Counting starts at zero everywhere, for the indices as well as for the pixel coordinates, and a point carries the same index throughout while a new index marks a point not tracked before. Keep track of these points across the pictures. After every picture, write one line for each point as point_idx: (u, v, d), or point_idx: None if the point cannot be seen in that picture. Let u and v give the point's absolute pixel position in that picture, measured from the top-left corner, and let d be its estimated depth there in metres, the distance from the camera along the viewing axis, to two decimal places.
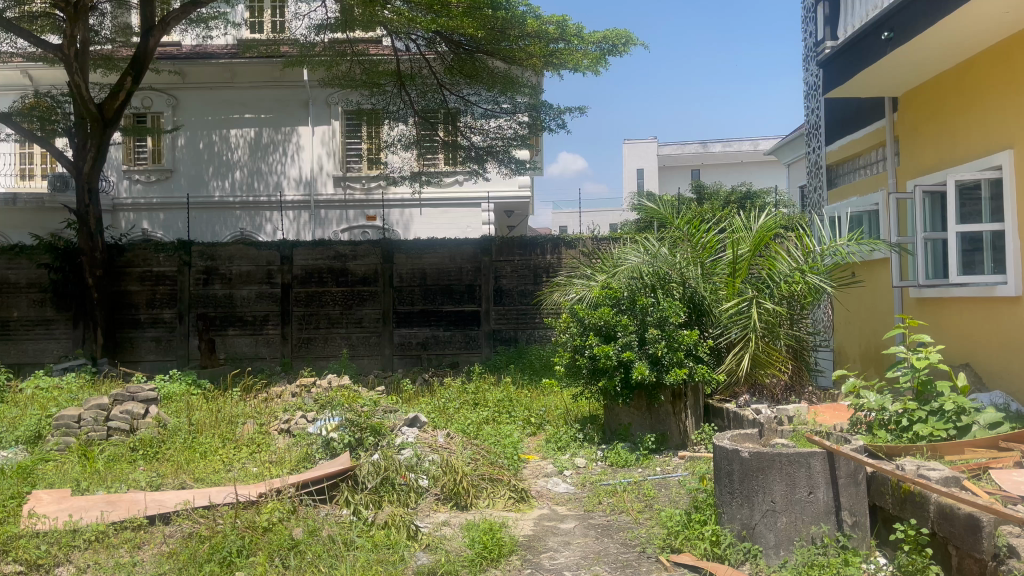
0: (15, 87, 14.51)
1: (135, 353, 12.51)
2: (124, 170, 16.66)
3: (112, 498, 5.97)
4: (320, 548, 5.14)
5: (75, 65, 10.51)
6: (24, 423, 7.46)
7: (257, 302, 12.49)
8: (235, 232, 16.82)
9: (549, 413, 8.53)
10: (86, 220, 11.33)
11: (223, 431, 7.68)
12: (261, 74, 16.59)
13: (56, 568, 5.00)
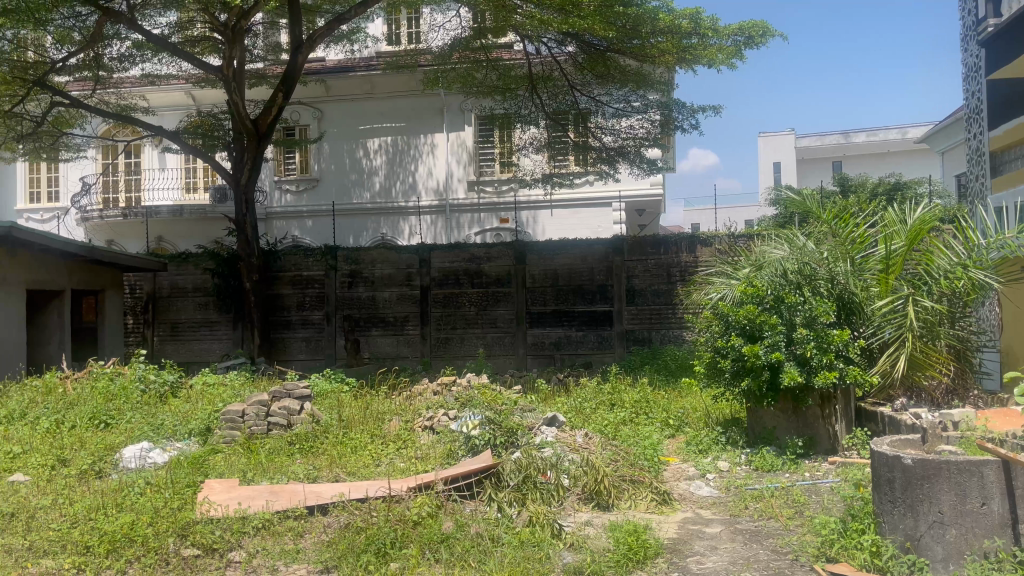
0: (181, 107, 15.73)
1: (288, 352, 13.31)
2: (275, 180, 17.72)
3: (275, 489, 6.37)
4: (469, 544, 5.27)
5: (234, 84, 11.28)
6: (196, 417, 8.08)
7: (399, 303, 12.97)
8: (376, 237, 17.56)
9: (688, 416, 8.37)
10: (243, 228, 12.11)
11: (372, 427, 8.02)
12: (398, 84, 17.21)
13: (229, 552, 5.36)
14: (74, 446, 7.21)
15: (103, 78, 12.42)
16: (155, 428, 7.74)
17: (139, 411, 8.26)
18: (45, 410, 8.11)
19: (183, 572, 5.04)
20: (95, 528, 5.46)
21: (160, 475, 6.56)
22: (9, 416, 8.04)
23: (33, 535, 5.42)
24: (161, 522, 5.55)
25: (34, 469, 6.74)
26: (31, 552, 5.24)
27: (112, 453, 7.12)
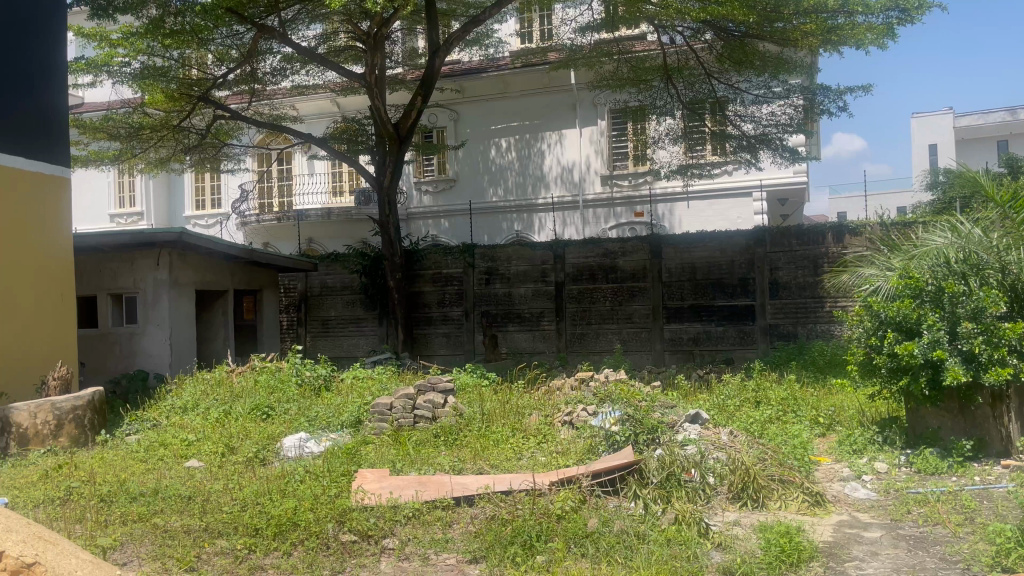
0: (327, 115, 16.56)
1: (429, 347, 13.75)
2: (414, 181, 18.33)
3: (423, 480, 6.60)
4: (614, 539, 5.26)
5: (375, 90, 11.70)
6: (348, 409, 8.49)
7: (534, 299, 13.11)
8: (510, 234, 17.83)
9: (839, 414, 7.98)
10: (387, 228, 12.58)
11: (512, 421, 8.14)
12: (531, 82, 17.32)
13: (383, 539, 5.60)
14: (240, 435, 7.75)
15: (258, 91, 13.23)
16: (311, 419, 8.19)
17: (296, 403, 8.78)
18: (215, 402, 8.77)
19: (343, 556, 5.30)
20: (262, 512, 5.81)
21: (317, 464, 6.92)
22: (184, 407, 8.75)
23: (209, 516, 5.85)
24: (320, 508, 5.85)
25: (207, 455, 7.30)
26: (207, 532, 5.65)
27: (274, 442, 7.60)
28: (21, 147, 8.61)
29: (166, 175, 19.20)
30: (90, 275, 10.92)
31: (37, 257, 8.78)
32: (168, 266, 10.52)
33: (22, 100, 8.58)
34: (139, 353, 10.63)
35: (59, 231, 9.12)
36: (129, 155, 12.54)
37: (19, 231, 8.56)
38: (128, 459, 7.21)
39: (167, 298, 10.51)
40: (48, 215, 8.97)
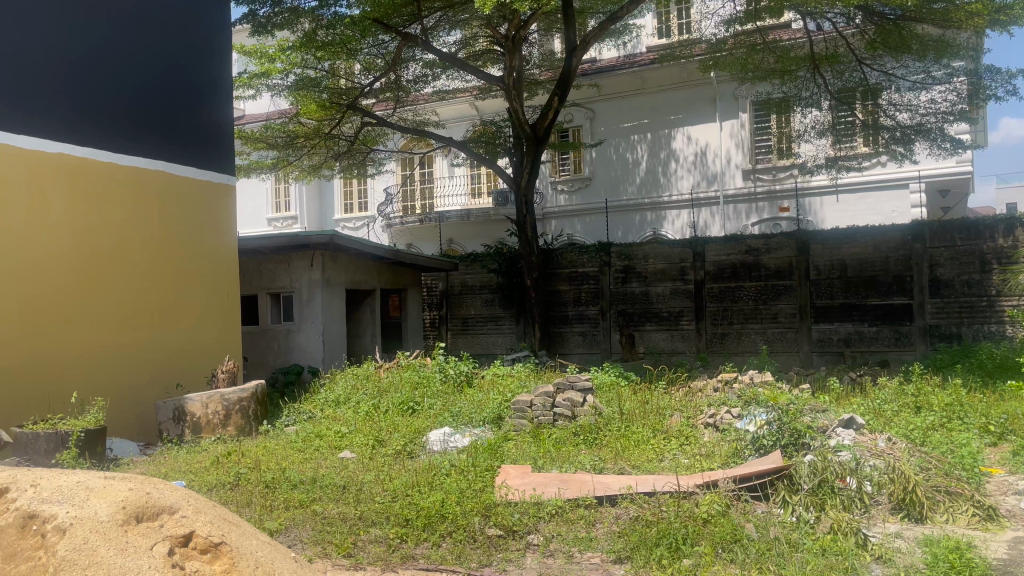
0: (466, 118, 16.97)
1: (566, 346, 13.83)
2: (550, 180, 18.45)
3: (565, 477, 6.64)
4: (764, 546, 5.08)
5: (514, 92, 11.88)
6: (489, 405, 8.68)
7: (673, 298, 12.90)
8: (646, 232, 17.60)
9: (1013, 422, 7.37)
10: (524, 228, 12.71)
11: (653, 422, 8.04)
12: (669, 77, 17.02)
13: (528, 535, 5.68)
14: (389, 429, 8.08)
15: (402, 99, 13.74)
16: (455, 415, 8.42)
17: (440, 398, 9.06)
18: (364, 396, 9.18)
19: (489, 550, 5.43)
20: (412, 504, 6.02)
21: (462, 458, 7.09)
22: (336, 400, 9.22)
23: (363, 506, 6.11)
24: (467, 502, 5.99)
25: (360, 447, 7.66)
26: (362, 520, 5.91)
27: (420, 436, 7.87)
28: (191, 157, 9.34)
29: (317, 181, 20.28)
30: (252, 276, 11.71)
31: (205, 256, 9.48)
32: (321, 267, 11.12)
33: (192, 113, 9.31)
34: (295, 348, 11.29)
35: (224, 233, 9.82)
36: (285, 162, 13.35)
37: (190, 234, 9.29)
38: (288, 448, 7.68)
39: (320, 297, 11.11)
40: (215, 219, 9.68)
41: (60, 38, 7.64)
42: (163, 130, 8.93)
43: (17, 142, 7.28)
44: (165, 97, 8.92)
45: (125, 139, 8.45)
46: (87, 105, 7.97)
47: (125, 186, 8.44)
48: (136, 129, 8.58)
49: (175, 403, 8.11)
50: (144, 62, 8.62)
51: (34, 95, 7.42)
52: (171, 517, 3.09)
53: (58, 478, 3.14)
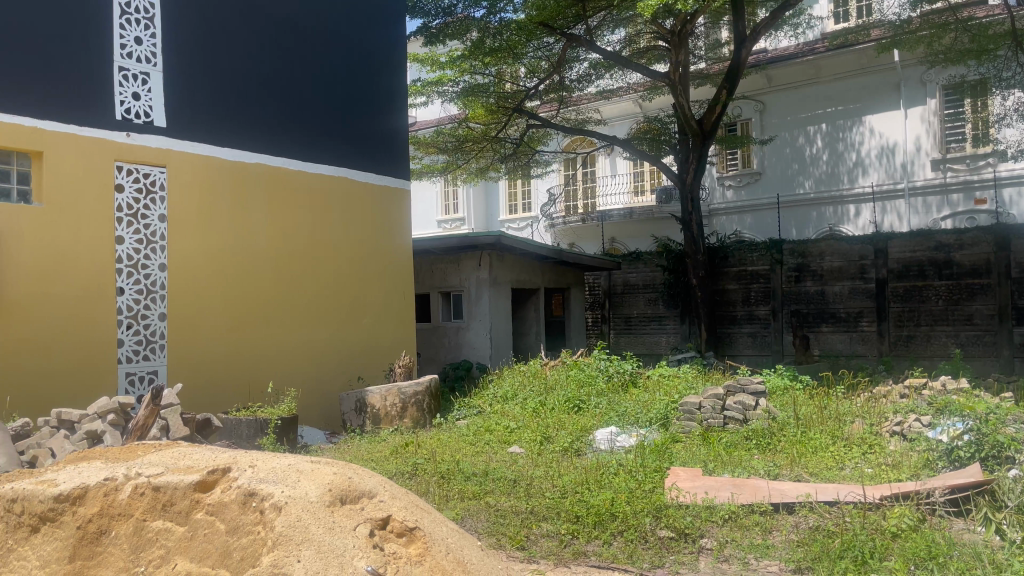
0: (629, 116, 16.89)
1: (735, 347, 13.43)
2: (717, 177, 17.99)
3: (738, 482, 6.45)
4: (964, 565, 4.67)
5: (680, 87, 11.68)
6: (656, 406, 8.58)
7: (852, 298, 12.23)
8: (822, 227, 16.73)
9: None
10: (689, 226, 12.45)
11: (832, 428, 7.64)
12: (848, 64, 16.08)
13: (701, 539, 5.55)
14: (556, 426, 8.19)
15: (566, 98, 13.75)
16: (621, 414, 8.41)
17: (606, 397, 9.06)
18: (531, 393, 9.35)
19: (661, 551, 5.38)
20: (582, 501, 6.06)
21: (630, 458, 7.05)
22: (504, 396, 9.44)
23: (533, 500, 6.23)
24: (638, 502, 5.96)
25: (528, 443, 7.82)
26: (533, 514, 6.01)
27: (586, 434, 7.91)
28: (374, 163, 9.91)
29: (483, 183, 20.86)
30: (424, 275, 12.24)
31: (382, 257, 9.97)
32: (489, 267, 11.47)
33: (373, 122, 9.89)
34: (465, 345, 11.70)
35: (404, 235, 10.31)
36: (454, 166, 13.84)
37: (372, 236, 9.84)
38: (461, 441, 7.97)
39: (488, 296, 11.44)
40: (395, 221, 10.18)
41: (253, 59, 8.47)
42: (349, 139, 9.55)
43: (221, 154, 8.11)
44: (349, 107, 9.54)
45: (315, 149, 9.11)
46: (280, 118, 8.72)
47: (314, 193, 9.08)
48: (325, 139, 9.24)
49: (357, 394, 8.65)
50: (328, 76, 9.29)
51: (233, 111, 8.25)
52: (371, 501, 3.31)
53: (271, 461, 3.47)
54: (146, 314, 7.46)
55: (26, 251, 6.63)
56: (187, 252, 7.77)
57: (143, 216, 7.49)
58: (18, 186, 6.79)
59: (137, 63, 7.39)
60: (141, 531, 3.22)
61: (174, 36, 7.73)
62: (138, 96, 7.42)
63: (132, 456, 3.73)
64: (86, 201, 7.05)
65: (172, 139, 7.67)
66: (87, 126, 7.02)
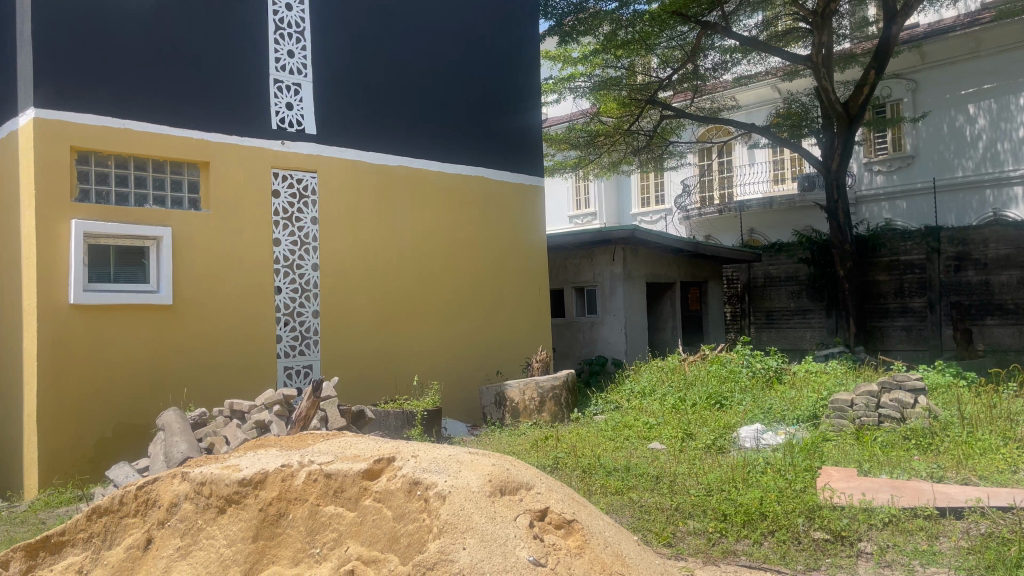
0: (767, 102, 16.32)
1: (886, 341, 13.16)
2: (865, 161, 17.12)
3: (898, 484, 6.12)
4: None
5: (824, 70, 11.19)
6: (804, 403, 8.27)
7: (1020, 288, 11.67)
8: (985, 213, 15.58)
9: None
10: (836, 214, 11.90)
11: (1002, 429, 7.10)
12: (1013, 35, 14.80)
13: (860, 543, 5.28)
14: (698, 423, 8.03)
15: (700, 87, 13.41)
16: (766, 411, 8.16)
17: (749, 394, 8.82)
18: (670, 389, 9.22)
19: (817, 554, 5.16)
20: (730, 499, 5.89)
21: (777, 456, 6.81)
22: (642, 392, 9.36)
23: (679, 497, 6.12)
24: (789, 501, 5.74)
25: (669, 439, 7.70)
26: (679, 512, 5.92)
27: (730, 431, 7.72)
28: (510, 161, 10.02)
29: (615, 177, 20.74)
30: (558, 271, 12.31)
31: (518, 254, 10.08)
32: (623, 261, 11.41)
33: (508, 120, 10.01)
34: (599, 340, 11.71)
35: (539, 231, 10.35)
36: (587, 161, 13.86)
37: (508, 233, 9.94)
38: (600, 436, 7.95)
39: (622, 290, 11.38)
40: (531, 218, 10.24)
41: (395, 65, 8.81)
42: (485, 138, 9.71)
43: (366, 158, 8.46)
44: (484, 107, 9.71)
45: (453, 149, 9.33)
46: (419, 121, 9.00)
47: (453, 192, 9.29)
48: (462, 139, 9.43)
49: (497, 389, 8.83)
50: (464, 77, 9.50)
51: (376, 116, 8.61)
52: (529, 493, 3.40)
53: (433, 451, 3.62)
54: (301, 312, 7.92)
55: (197, 255, 7.20)
56: (337, 253, 8.17)
57: (297, 219, 7.94)
58: (188, 195, 7.33)
59: (289, 75, 7.92)
60: (315, 515, 3.41)
61: (322, 47, 8.18)
62: (291, 106, 7.92)
63: (303, 445, 3.98)
64: (247, 207, 7.56)
65: (322, 145, 8.11)
66: (246, 136, 7.55)
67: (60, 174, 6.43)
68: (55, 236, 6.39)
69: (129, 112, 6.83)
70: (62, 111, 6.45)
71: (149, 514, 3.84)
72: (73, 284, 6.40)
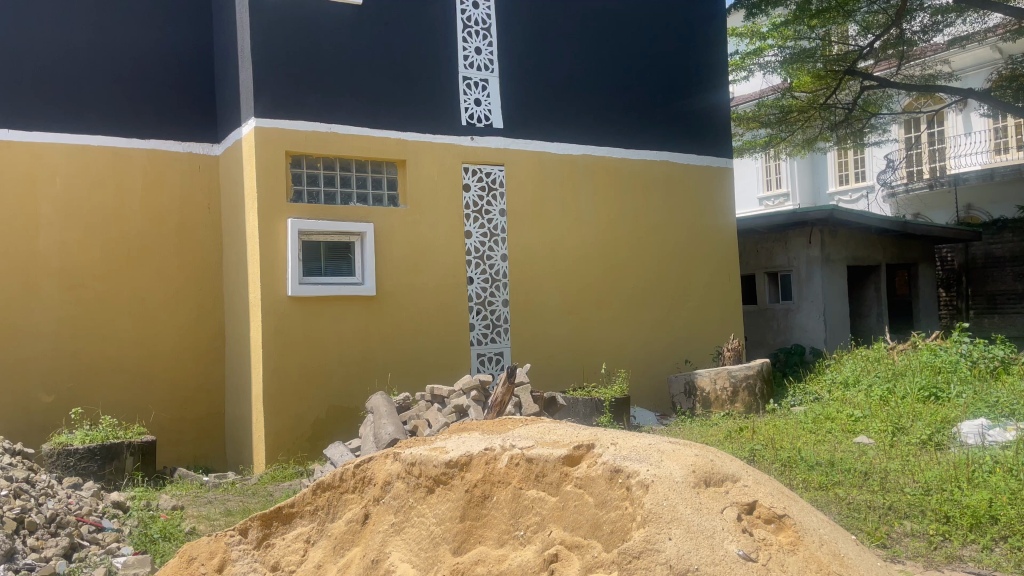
0: (986, 64, 14.86)
1: None
2: None
3: None
4: None
5: None
6: None
7: None
8: None
9: None
10: None
11: None
12: None
13: None
14: (911, 416, 7.41)
15: (908, 53, 12.29)
16: (992, 404, 7.37)
17: (970, 386, 8.02)
18: (877, 379, 8.60)
19: None
20: (952, 500, 5.39)
21: (1007, 453, 6.13)
22: (845, 382, 8.82)
23: (892, 495, 5.66)
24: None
25: (878, 433, 7.17)
26: (893, 511, 5.48)
27: (949, 426, 7.06)
28: (697, 143, 9.68)
29: (810, 154, 19.59)
30: (749, 256, 11.87)
31: (707, 238, 9.70)
32: (820, 244, 10.77)
33: (693, 100, 9.67)
34: (796, 327, 11.18)
35: (729, 214, 9.90)
36: (779, 139, 13.17)
37: (696, 218, 9.62)
38: (800, 429, 7.54)
39: (820, 274, 10.76)
40: (720, 201, 9.83)
41: (577, 55, 8.81)
42: (670, 121, 9.47)
43: (551, 149, 8.56)
44: (669, 89, 9.47)
45: (636, 135, 9.20)
46: (602, 108, 8.95)
47: (637, 177, 9.17)
48: (646, 124, 9.28)
49: (687, 377, 8.63)
50: (647, 60, 9.31)
51: (560, 107, 8.67)
52: (735, 485, 3.29)
53: (632, 440, 3.60)
54: (491, 301, 8.16)
55: (396, 248, 7.62)
56: (524, 241, 8.35)
57: (486, 211, 8.18)
58: (388, 192, 7.75)
59: (477, 71, 8.15)
60: (518, 498, 3.50)
61: (508, 42, 8.36)
62: (479, 102, 8.16)
63: (504, 429, 4.11)
64: (440, 200, 7.89)
65: (509, 138, 8.29)
66: (438, 134, 7.88)
67: (279, 177, 7.06)
68: (275, 234, 7.03)
69: (334, 117, 7.37)
70: (278, 119, 7.08)
71: (366, 491, 4.09)
72: (291, 277, 7.01)
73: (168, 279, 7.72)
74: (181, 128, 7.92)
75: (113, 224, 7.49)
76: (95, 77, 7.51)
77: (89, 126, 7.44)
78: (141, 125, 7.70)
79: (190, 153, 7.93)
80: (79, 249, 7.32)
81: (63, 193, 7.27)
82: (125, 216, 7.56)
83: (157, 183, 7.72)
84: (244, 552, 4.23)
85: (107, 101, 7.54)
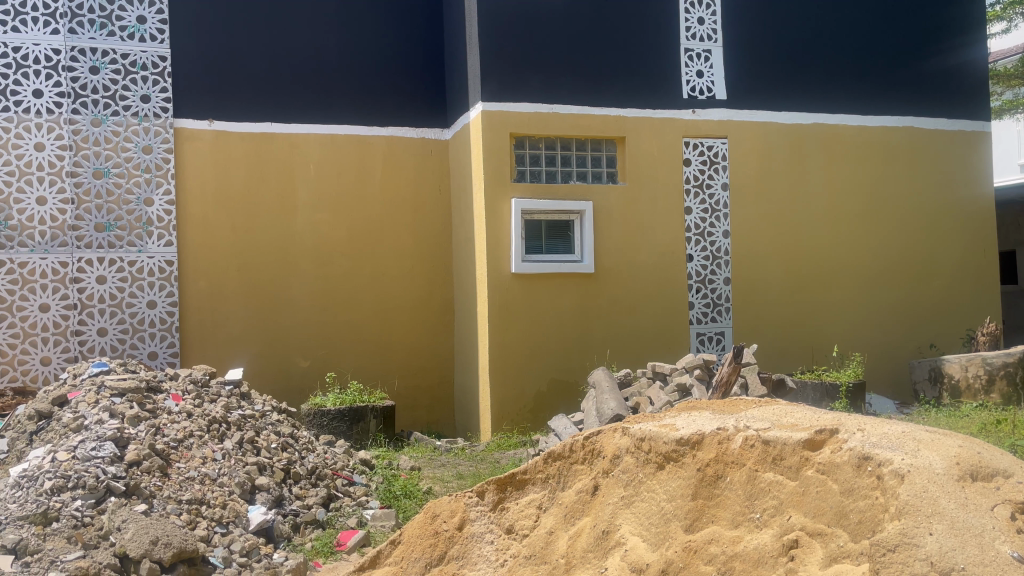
0: None
1: None
2: None
3: None
4: None
5: None
6: None
7: None
8: None
9: None
10: None
11: None
12: None
13: None
14: None
15: None
16: None
17: None
18: None
19: None
20: None
21: None
22: None
23: None
24: None
25: None
26: None
27: None
28: (947, 107, 8.74)
29: None
30: (1010, 229, 10.66)
31: (957, 209, 8.75)
32: None
33: (945, 58, 8.74)
34: None
35: (985, 183, 8.86)
36: None
37: (944, 189, 8.72)
38: None
39: None
40: (975, 167, 8.83)
41: (810, 17, 8.27)
42: (914, 83, 8.62)
43: (778, 119, 8.13)
44: (914, 47, 8.61)
45: (876, 100, 8.49)
46: (836, 73, 8.35)
47: (876, 146, 8.47)
48: (888, 88, 8.52)
49: (933, 363, 7.97)
50: (889, 18, 8.52)
51: (789, 74, 8.19)
52: (1008, 481, 2.97)
53: (882, 427, 3.36)
54: (713, 279, 7.94)
55: (617, 226, 7.65)
56: (749, 217, 8.03)
57: (708, 185, 7.95)
58: (607, 169, 7.79)
59: (700, 42, 7.91)
60: (753, 480, 3.40)
61: (733, 10, 8.03)
62: (702, 73, 7.92)
63: (736, 409, 4.01)
64: (659, 176, 7.79)
65: (733, 110, 7.98)
66: (658, 108, 7.77)
67: (503, 157, 7.32)
68: (500, 213, 7.31)
69: (556, 98, 7.50)
70: (504, 102, 7.34)
71: (595, 463, 4.16)
72: (515, 254, 7.27)
73: (404, 257, 8.29)
74: (415, 115, 8.43)
75: (357, 206, 8.17)
76: (340, 73, 8.19)
77: (337, 116, 8.15)
78: (381, 114, 8.30)
79: (423, 138, 8.43)
80: (328, 230, 8.07)
81: (315, 178, 8.05)
82: (367, 198, 8.20)
83: (394, 167, 8.29)
84: (481, 513, 4.39)
85: (350, 94, 8.22)
